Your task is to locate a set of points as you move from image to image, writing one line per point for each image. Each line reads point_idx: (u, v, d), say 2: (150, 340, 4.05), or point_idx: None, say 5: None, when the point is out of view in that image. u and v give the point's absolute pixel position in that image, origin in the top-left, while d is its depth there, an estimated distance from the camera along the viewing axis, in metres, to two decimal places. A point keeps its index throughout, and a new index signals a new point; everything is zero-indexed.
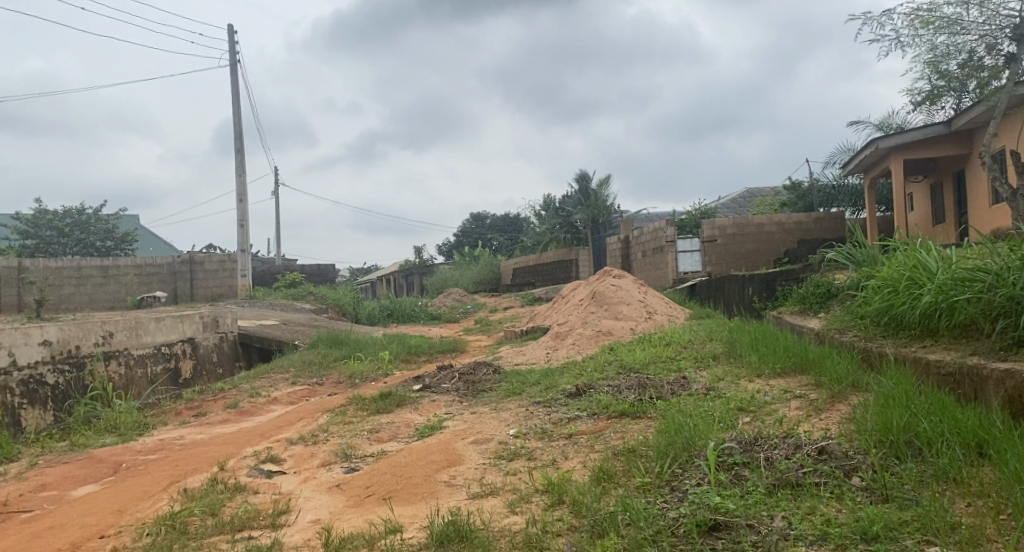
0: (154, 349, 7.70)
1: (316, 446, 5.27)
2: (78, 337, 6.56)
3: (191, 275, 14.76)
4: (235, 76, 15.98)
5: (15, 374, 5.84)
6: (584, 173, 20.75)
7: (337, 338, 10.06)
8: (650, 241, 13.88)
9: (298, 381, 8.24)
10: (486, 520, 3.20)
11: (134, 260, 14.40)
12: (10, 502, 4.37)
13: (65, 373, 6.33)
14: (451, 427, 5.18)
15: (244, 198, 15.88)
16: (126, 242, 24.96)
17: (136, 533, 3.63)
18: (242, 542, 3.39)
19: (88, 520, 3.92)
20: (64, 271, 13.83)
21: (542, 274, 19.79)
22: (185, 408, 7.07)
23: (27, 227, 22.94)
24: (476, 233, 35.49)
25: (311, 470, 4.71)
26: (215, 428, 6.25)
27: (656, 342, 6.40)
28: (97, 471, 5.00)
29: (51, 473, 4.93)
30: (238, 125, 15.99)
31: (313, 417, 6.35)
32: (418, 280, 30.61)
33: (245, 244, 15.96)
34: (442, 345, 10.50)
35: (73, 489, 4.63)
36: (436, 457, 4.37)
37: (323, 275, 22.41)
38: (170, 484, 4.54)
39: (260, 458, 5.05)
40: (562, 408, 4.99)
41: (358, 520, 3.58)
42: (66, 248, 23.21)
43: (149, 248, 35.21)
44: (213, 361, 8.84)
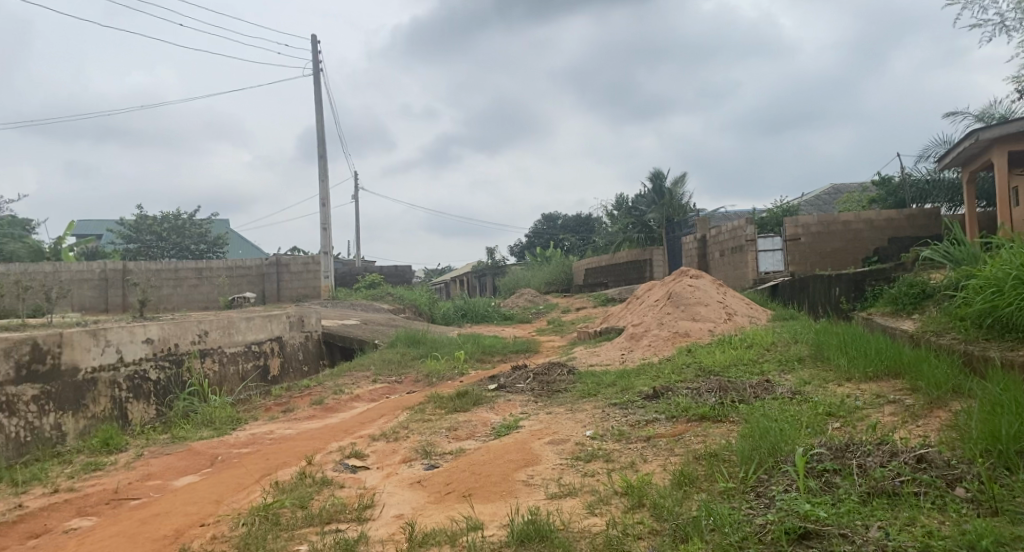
0: (245, 347, 8.07)
1: (397, 443, 5.40)
2: (177, 335, 6.94)
3: (278, 277, 15.41)
4: (319, 85, 16.54)
5: (122, 369, 6.23)
6: (659, 170, 20.40)
7: (415, 337, 10.27)
8: (729, 240, 13.53)
9: (378, 378, 8.48)
10: (565, 521, 3.20)
11: (226, 263, 15.09)
12: (121, 490, 4.67)
13: (165, 369, 6.70)
14: (527, 427, 5.22)
15: (326, 202, 16.44)
16: (218, 245, 26.24)
17: (233, 522, 3.82)
18: (331, 534, 3.52)
19: (189, 508, 4.15)
20: (164, 272, 14.61)
21: (616, 274, 19.66)
22: (274, 404, 7.39)
23: (130, 231, 24.43)
24: (549, 234, 35.49)
25: (393, 465, 4.83)
26: (302, 424, 6.51)
27: (737, 344, 6.25)
28: (196, 463, 5.29)
29: (156, 463, 5.25)
30: (320, 131, 16.53)
31: (393, 414, 6.52)
32: (491, 281, 30.96)
33: (327, 246, 16.53)
34: (515, 345, 10.58)
35: (174, 479, 4.91)
36: (513, 456, 4.41)
37: (401, 276, 22.94)
38: (262, 476, 4.76)
39: (345, 453, 5.22)
40: (640, 410, 4.94)
41: (439, 516, 3.66)
42: (164, 251, 24.59)
43: (237, 251, 36.92)
44: (299, 359, 9.21)
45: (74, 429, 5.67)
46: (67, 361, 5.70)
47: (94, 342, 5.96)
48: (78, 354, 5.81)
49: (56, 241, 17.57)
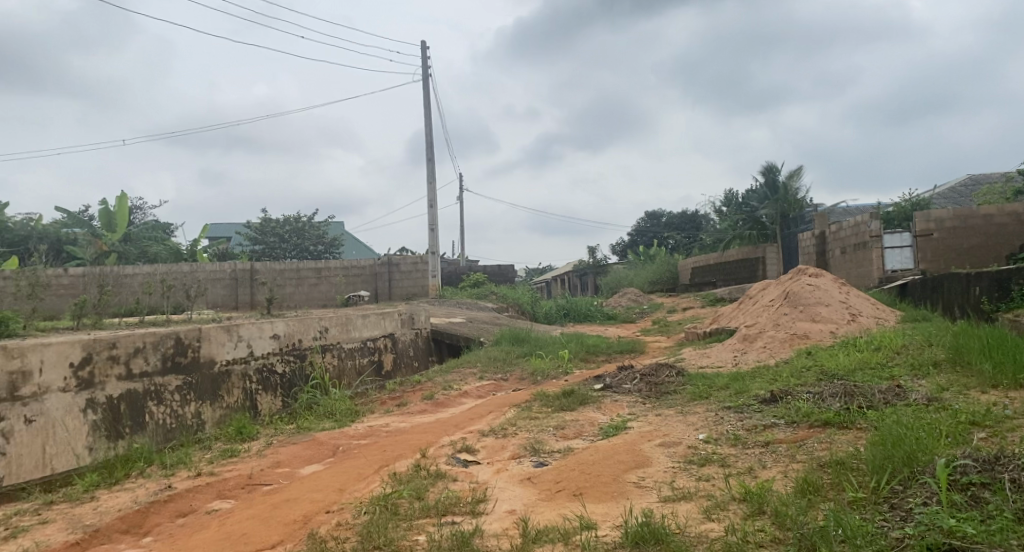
0: (361, 343, 8.43)
1: (506, 439, 5.48)
2: (300, 331, 7.34)
3: (389, 277, 16.06)
4: (427, 89, 17.00)
5: (252, 363, 6.65)
6: (772, 164, 19.54)
7: (520, 335, 10.35)
8: (851, 236, 12.78)
9: (485, 376, 8.62)
10: (682, 524, 3.13)
11: (342, 262, 15.79)
12: (254, 475, 5.00)
13: (290, 363, 7.11)
14: (636, 429, 5.15)
15: (433, 203, 16.89)
16: (333, 247, 27.53)
17: (355, 511, 4.01)
18: (447, 526, 3.62)
19: (315, 496, 4.39)
20: (287, 272, 15.41)
21: (725, 273, 19.06)
22: (388, 398, 7.69)
23: (255, 233, 26.07)
24: (653, 231, 34.81)
25: (503, 461, 4.90)
26: (415, 418, 6.72)
27: (863, 347, 5.89)
28: (320, 452, 5.58)
29: (283, 451, 5.58)
30: (429, 135, 17.01)
31: (501, 411, 6.61)
32: (593, 280, 30.78)
33: (435, 246, 16.99)
34: (620, 345, 10.46)
35: (301, 467, 5.21)
36: (623, 457, 4.36)
37: (504, 275, 23.17)
38: (379, 467, 4.96)
39: (456, 447, 5.34)
40: (756, 414, 4.76)
41: (551, 514, 3.68)
42: (285, 252, 26.06)
43: (350, 251, 38.61)
44: (410, 355, 9.53)
45: (212, 417, 6.11)
46: (206, 354, 6.15)
47: (228, 337, 6.40)
48: (215, 348, 6.25)
49: (192, 243, 19.00)
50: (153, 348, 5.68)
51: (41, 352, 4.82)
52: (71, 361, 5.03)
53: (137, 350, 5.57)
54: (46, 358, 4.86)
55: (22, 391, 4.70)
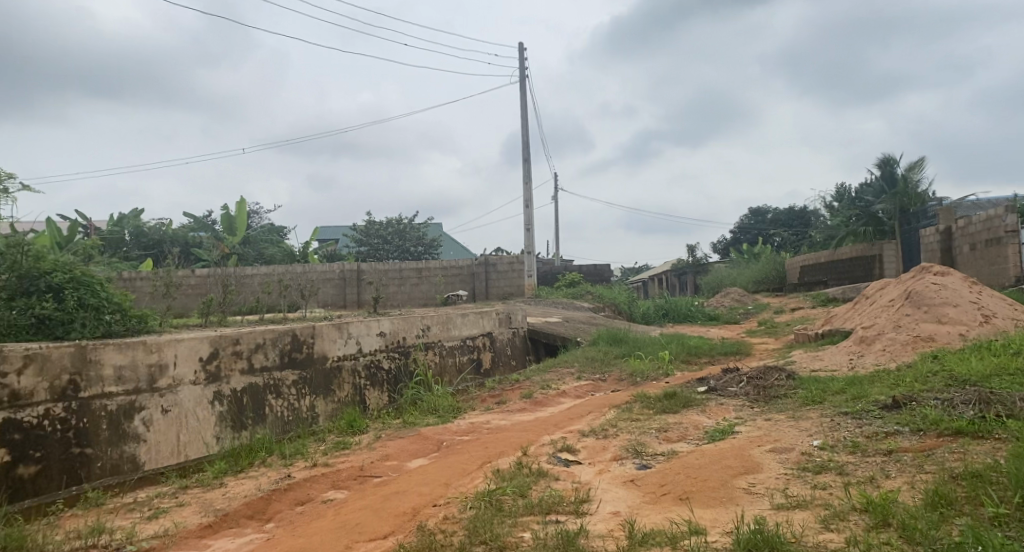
0: (461, 341, 8.59)
1: (607, 440, 5.42)
2: (404, 329, 7.56)
3: (486, 276, 16.28)
4: (524, 91, 17.13)
5: (360, 359, 6.92)
6: (889, 155, 18.42)
7: (618, 335, 10.23)
8: (982, 231, 11.86)
9: (583, 376, 8.58)
10: (798, 533, 3.00)
11: (441, 262, 16.15)
12: (365, 467, 5.19)
13: (395, 359, 7.36)
14: (744, 433, 4.97)
15: (530, 203, 16.98)
16: (433, 248, 28.20)
17: (461, 506, 4.09)
18: (551, 525, 3.63)
19: (422, 489, 4.51)
20: (390, 272, 15.93)
21: (837, 272, 18.15)
22: (488, 395, 7.79)
23: (360, 235, 27.12)
24: (757, 229, 33.52)
25: (605, 462, 4.86)
26: (515, 416, 6.77)
27: (998, 351, 5.44)
28: (425, 447, 5.73)
29: (391, 445, 5.77)
30: (527, 136, 17.13)
31: (601, 411, 6.55)
32: (692, 279, 30.00)
33: (532, 245, 17.07)
34: (723, 346, 10.13)
35: (407, 461, 5.36)
36: (731, 462, 4.22)
37: (601, 274, 22.96)
38: (483, 464, 5.03)
39: (557, 446, 5.34)
40: (876, 421, 4.49)
41: (658, 517, 3.61)
42: (388, 254, 26.93)
43: (447, 252, 39.44)
44: (507, 354, 9.62)
45: (325, 411, 6.40)
46: (319, 350, 6.45)
47: (338, 334, 6.68)
48: (327, 344, 6.55)
49: (303, 245, 19.98)
50: (271, 344, 6.00)
51: (175, 347, 5.19)
52: (201, 356, 5.39)
53: (258, 346, 5.90)
54: (179, 353, 5.22)
55: (159, 383, 5.07)
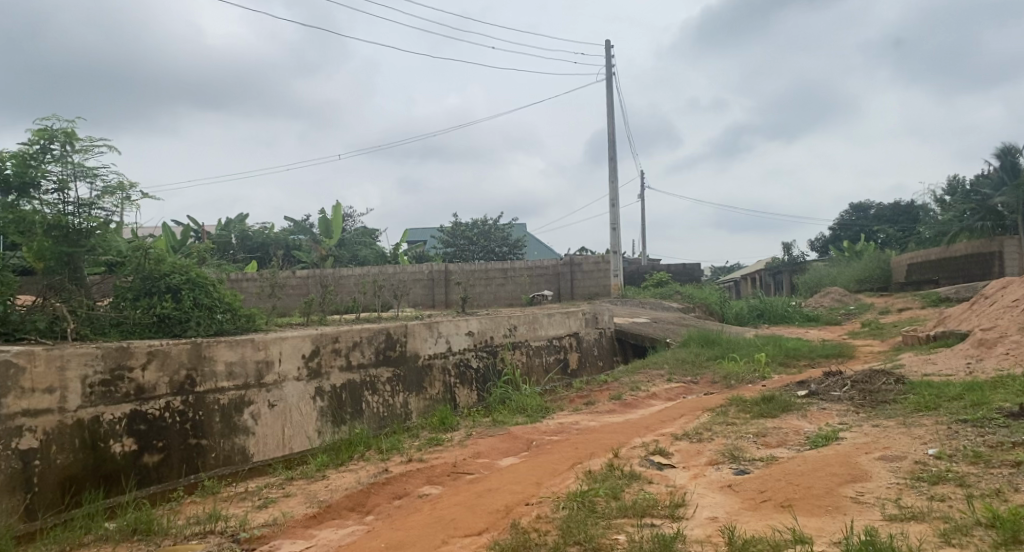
0: (548, 341, 8.60)
1: (702, 444, 5.29)
2: (491, 329, 7.65)
3: (571, 275, 16.23)
4: (611, 88, 16.97)
5: (450, 357, 7.06)
6: (1008, 145, 17.18)
7: (710, 336, 9.96)
8: None
9: (673, 377, 8.41)
10: (914, 547, 2.83)
11: (527, 262, 16.21)
12: (458, 464, 5.28)
13: (484, 358, 7.46)
14: (850, 440, 4.73)
15: (616, 202, 16.80)
16: (518, 248, 28.36)
17: (554, 506, 4.10)
18: (647, 528, 3.57)
19: (515, 487, 4.54)
20: (476, 272, 16.12)
21: (950, 271, 17.10)
22: (577, 396, 7.77)
23: (447, 237, 27.63)
24: (859, 225, 31.85)
25: (699, 467, 4.74)
26: (605, 418, 6.72)
27: None
28: (516, 446, 5.77)
29: (483, 443, 5.84)
30: (613, 134, 16.96)
31: (694, 414, 6.40)
32: (788, 278, 28.85)
33: (618, 245, 16.89)
34: (824, 349, 9.68)
35: (499, 459, 5.42)
36: (837, 469, 4.02)
37: (690, 274, 22.43)
38: (574, 464, 5.01)
39: (650, 449, 5.26)
40: (1000, 430, 4.18)
41: (758, 524, 3.49)
42: (474, 254, 27.30)
43: (532, 252, 39.55)
44: (595, 354, 9.56)
45: (417, 408, 6.56)
46: (411, 348, 6.62)
47: (429, 333, 6.83)
48: (418, 343, 6.71)
49: (393, 246, 20.53)
50: (368, 342, 6.20)
51: (279, 345, 5.45)
52: (303, 353, 5.63)
53: (355, 344, 6.10)
54: (284, 350, 5.48)
55: (266, 379, 5.34)
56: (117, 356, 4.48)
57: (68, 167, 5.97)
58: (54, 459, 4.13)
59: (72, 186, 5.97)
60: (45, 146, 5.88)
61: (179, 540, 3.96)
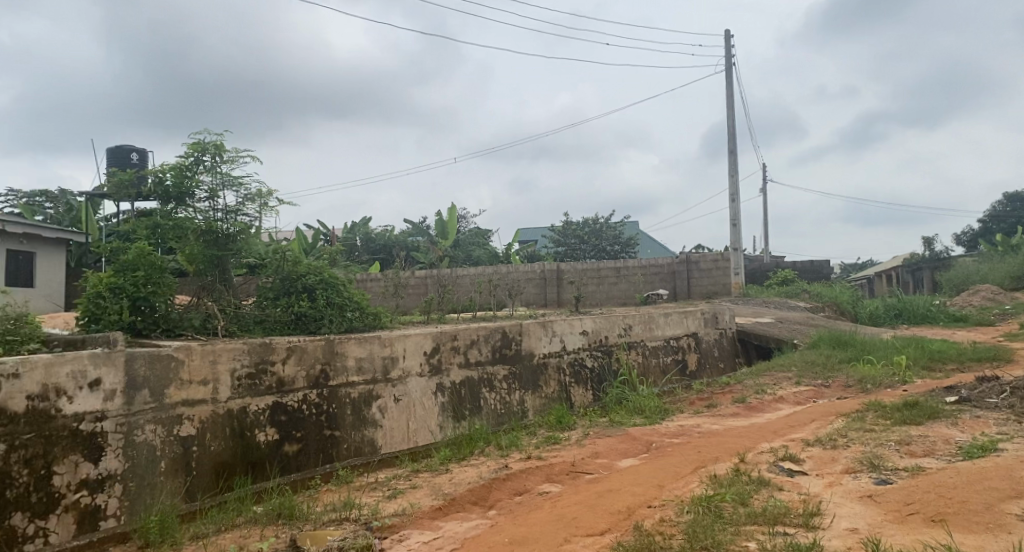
0: (664, 342, 8.41)
1: (836, 451, 4.99)
2: (606, 328, 7.58)
3: (688, 274, 15.76)
4: (730, 80, 16.36)
5: (565, 356, 7.06)
6: None
7: (842, 337, 9.37)
8: None
9: (802, 381, 7.98)
10: None
11: (640, 261, 15.90)
12: (577, 463, 5.27)
13: (599, 358, 7.41)
14: (1011, 452, 4.30)
15: (736, 197, 16.17)
16: (631, 246, 27.93)
17: (678, 509, 4.00)
18: (779, 537, 3.41)
19: (637, 489, 4.47)
20: (588, 271, 16.04)
21: None
22: (697, 398, 7.54)
23: (558, 236, 27.70)
24: (1014, 216, 28.92)
25: (834, 475, 4.47)
26: (728, 421, 6.48)
27: None
28: (635, 447, 5.69)
29: (601, 443, 5.79)
30: (732, 127, 16.34)
31: (827, 420, 6.04)
32: (930, 276, 26.66)
33: (738, 242, 16.26)
34: (975, 352, 8.85)
35: (618, 459, 5.36)
36: (996, 483, 3.67)
37: (818, 271, 21.23)
38: (698, 468, 4.87)
39: (778, 455, 5.02)
40: None
41: (905, 538, 3.25)
42: (585, 253, 27.17)
43: (646, 251, 38.84)
44: (715, 356, 9.25)
45: (534, 406, 6.61)
46: (526, 347, 6.69)
47: (543, 332, 6.87)
48: (533, 341, 6.77)
49: (506, 247, 20.81)
50: (484, 341, 6.32)
51: (403, 342, 5.66)
52: (425, 350, 5.83)
53: (472, 342, 6.24)
54: (407, 347, 5.69)
55: (391, 374, 5.56)
56: (261, 351, 4.80)
57: (217, 176, 6.49)
58: (209, 446, 4.46)
59: (221, 195, 6.49)
60: (197, 158, 6.42)
61: (319, 525, 4.20)
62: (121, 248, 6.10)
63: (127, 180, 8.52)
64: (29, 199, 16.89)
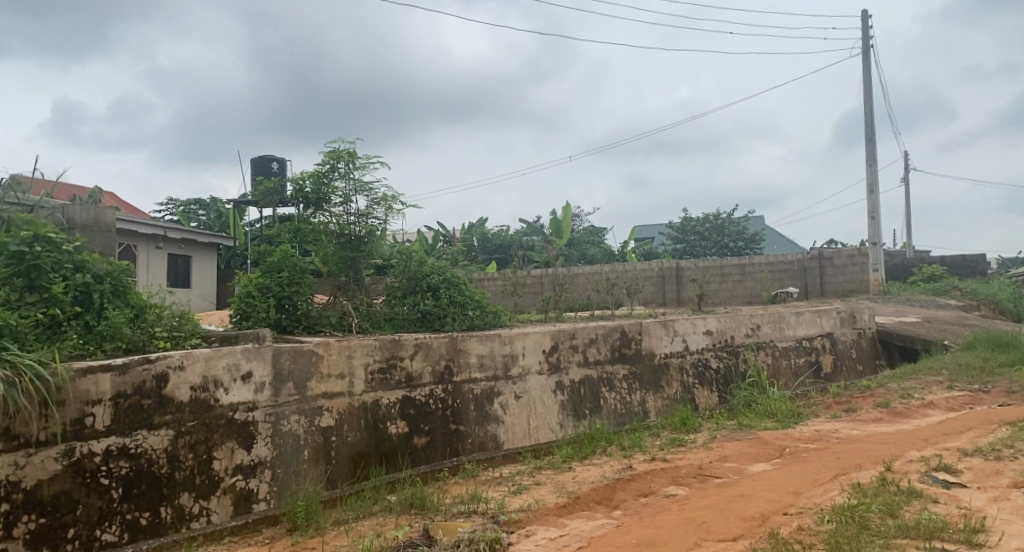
0: (796, 342, 7.97)
1: (1000, 463, 4.53)
2: (732, 328, 7.29)
3: (821, 272, 14.81)
4: (867, 62, 15.28)
5: (688, 357, 6.87)
6: None
7: (1002, 339, 8.51)
8: None
9: (955, 385, 7.31)
10: None
11: (767, 258, 15.13)
12: (704, 466, 5.10)
13: (724, 359, 7.14)
14: None
15: (875, 188, 15.07)
16: (755, 242, 26.74)
17: (817, 518, 3.78)
18: None
19: (771, 495, 4.27)
20: (711, 269, 15.52)
21: None
22: (835, 402, 7.10)
23: (677, 233, 27.00)
24: None
25: (999, 489, 4.06)
26: (871, 427, 6.05)
27: None
28: (767, 451, 5.43)
29: (730, 446, 5.58)
30: (869, 112, 15.25)
31: (988, 428, 5.50)
32: None
33: (877, 236, 15.16)
34: None
35: (749, 464, 5.14)
36: None
37: (971, 266, 19.40)
38: (839, 475, 4.58)
39: (931, 464, 4.62)
40: None
41: None
42: (706, 250, 26.30)
43: (773, 246, 37.09)
44: (853, 357, 8.67)
45: (656, 407, 6.48)
46: (647, 346, 6.56)
47: (665, 331, 6.71)
48: (654, 341, 6.63)
49: (624, 244, 20.52)
50: (604, 340, 6.26)
51: (523, 340, 5.72)
52: (544, 348, 5.85)
53: (592, 340, 6.19)
54: (527, 345, 5.74)
55: (512, 372, 5.63)
56: (391, 347, 5.01)
57: (351, 183, 6.83)
58: (346, 436, 4.70)
59: (354, 200, 6.81)
60: (333, 166, 6.78)
61: (449, 516, 4.32)
62: (266, 251, 6.52)
63: (273, 188, 9.08)
64: (184, 208, 18.52)
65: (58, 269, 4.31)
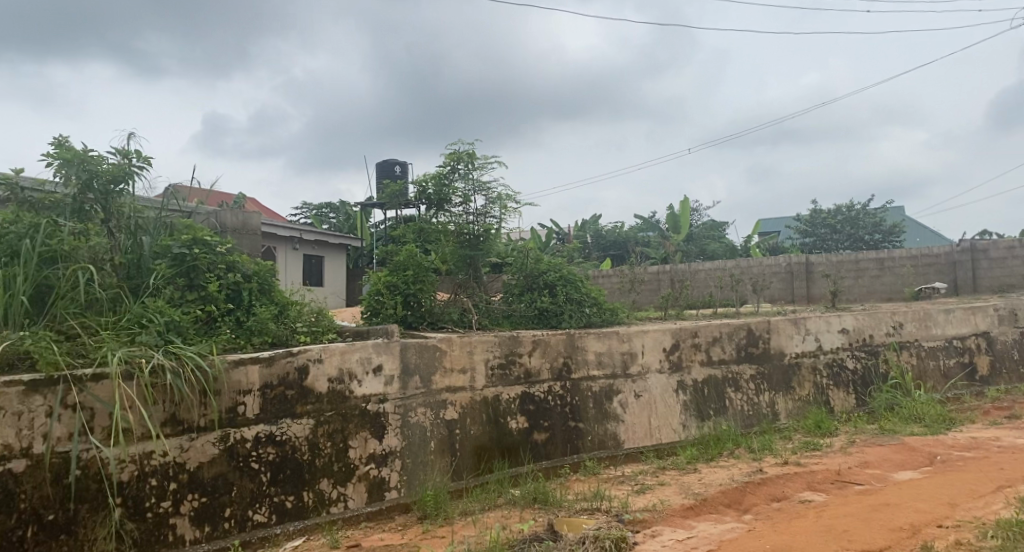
0: (946, 342, 7.32)
1: None
2: (871, 326, 6.80)
3: (974, 266, 13.21)
4: None
5: (821, 357, 6.48)
6: None
7: None
8: None
9: None
10: None
11: (910, 251, 13.97)
12: (843, 472, 4.79)
13: (862, 359, 6.68)
14: None
15: None
16: (895, 234, 24.83)
17: (978, 533, 3.45)
18: None
19: (921, 506, 3.94)
20: (845, 263, 14.60)
21: None
22: (993, 408, 6.46)
23: (807, 226, 25.59)
24: None
25: None
26: None
27: None
28: (915, 458, 5.02)
29: (872, 452, 5.20)
30: None
31: None
32: None
33: None
34: None
35: (894, 471, 4.77)
36: None
37: None
38: (1001, 488, 4.16)
39: None
40: None
41: None
42: (838, 243, 24.72)
43: (916, 238, 34.31)
44: (1014, 359, 7.84)
45: (787, 409, 6.16)
46: (776, 345, 6.25)
47: (796, 330, 6.36)
48: (784, 340, 6.30)
49: (748, 239, 19.69)
50: (728, 338, 6.03)
51: (642, 338, 5.61)
52: (665, 346, 5.72)
53: (715, 339, 5.98)
54: (646, 343, 5.63)
55: (631, 370, 5.54)
56: (510, 343, 5.08)
57: (470, 183, 6.97)
58: (470, 430, 4.81)
59: (473, 200, 6.95)
60: (453, 167, 6.96)
61: (572, 512, 4.31)
62: (393, 250, 6.79)
63: (399, 190, 9.43)
64: (317, 211, 19.68)
65: (214, 269, 4.68)
